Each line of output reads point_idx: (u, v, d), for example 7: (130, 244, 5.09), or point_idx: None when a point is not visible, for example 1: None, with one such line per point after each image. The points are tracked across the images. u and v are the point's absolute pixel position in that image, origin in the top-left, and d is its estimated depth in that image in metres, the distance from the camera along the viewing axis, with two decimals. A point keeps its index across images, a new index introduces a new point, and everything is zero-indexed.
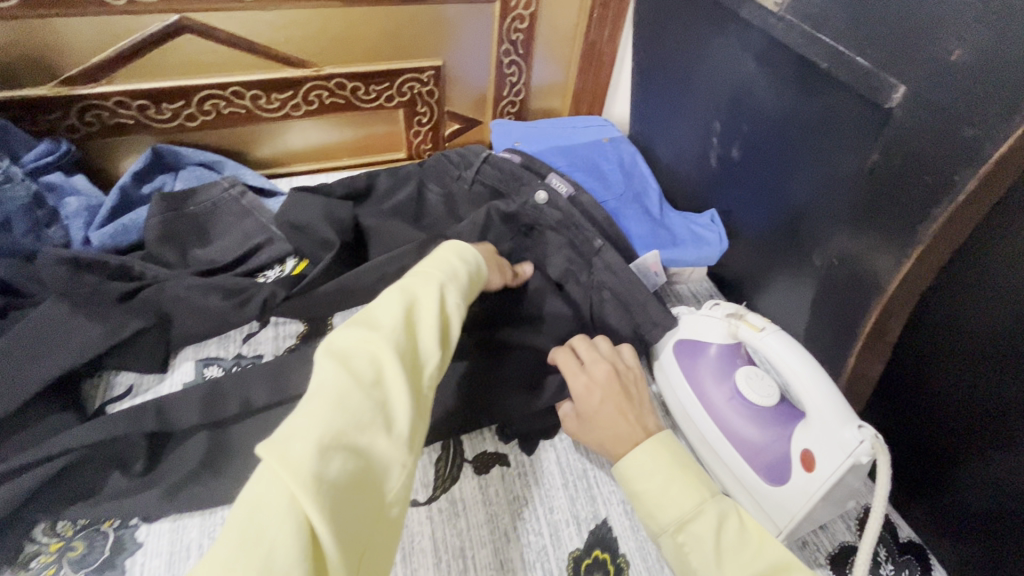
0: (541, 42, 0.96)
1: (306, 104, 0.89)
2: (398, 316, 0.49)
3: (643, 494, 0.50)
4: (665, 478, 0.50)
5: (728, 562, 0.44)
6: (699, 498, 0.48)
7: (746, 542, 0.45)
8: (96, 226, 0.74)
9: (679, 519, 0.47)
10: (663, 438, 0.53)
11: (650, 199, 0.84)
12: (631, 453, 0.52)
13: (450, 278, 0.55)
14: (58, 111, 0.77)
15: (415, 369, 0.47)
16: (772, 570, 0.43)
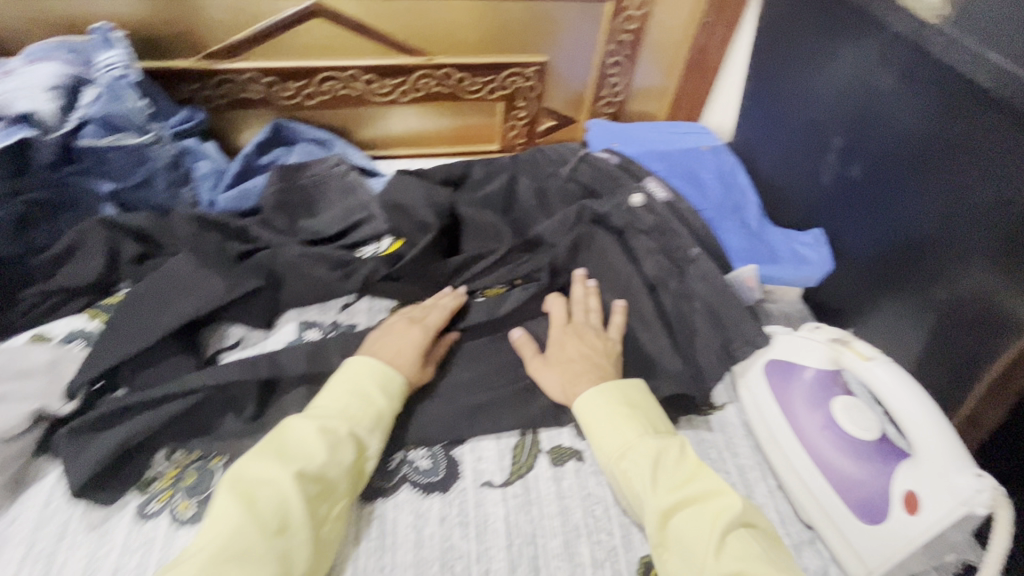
0: (649, 45, 0.95)
1: (413, 91, 0.92)
2: (314, 450, 0.53)
3: (593, 423, 0.59)
4: (613, 412, 0.59)
5: (662, 486, 0.53)
6: (638, 432, 0.57)
7: (680, 470, 0.54)
8: (223, 190, 0.81)
9: (621, 448, 0.56)
10: (617, 384, 0.62)
11: (749, 211, 0.81)
12: (585, 391, 0.61)
13: (375, 405, 0.58)
14: (197, 82, 0.83)
15: (322, 504, 0.51)
16: (698, 492, 0.52)
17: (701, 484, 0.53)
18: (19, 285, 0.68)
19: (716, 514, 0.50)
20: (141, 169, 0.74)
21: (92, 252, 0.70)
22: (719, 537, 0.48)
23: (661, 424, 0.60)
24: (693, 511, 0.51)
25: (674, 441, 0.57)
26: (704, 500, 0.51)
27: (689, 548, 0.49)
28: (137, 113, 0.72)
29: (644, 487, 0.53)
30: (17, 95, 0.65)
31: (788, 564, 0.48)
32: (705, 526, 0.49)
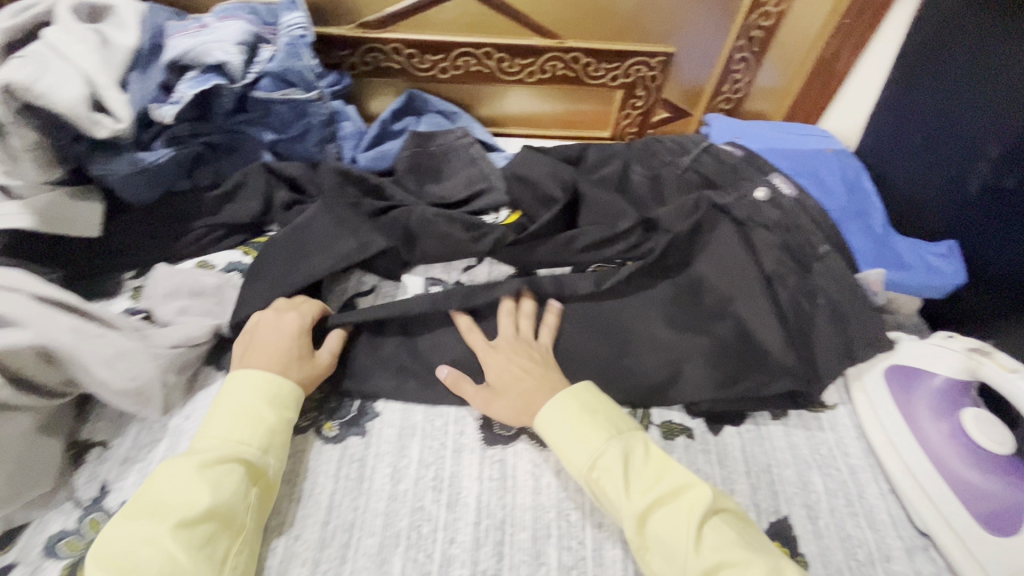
0: (779, 43, 0.94)
1: (540, 72, 0.96)
2: (216, 484, 0.50)
3: (555, 434, 0.57)
4: (573, 423, 0.57)
5: (633, 490, 0.52)
6: (602, 441, 0.55)
7: (647, 472, 0.53)
8: (363, 149, 0.87)
9: (591, 457, 0.54)
10: (568, 390, 0.59)
11: (877, 217, 0.80)
12: (546, 402, 0.58)
13: (257, 425, 0.55)
14: (348, 49, 0.90)
15: (219, 543, 0.48)
16: (672, 490, 0.52)
17: (670, 481, 0.52)
18: (189, 215, 0.76)
19: (689, 509, 0.50)
20: (301, 122, 0.80)
21: (253, 193, 0.77)
22: (695, 532, 0.48)
23: (623, 422, 0.58)
24: (667, 511, 0.50)
25: (637, 438, 0.57)
26: (678, 498, 0.51)
27: (670, 549, 0.49)
28: (307, 71, 0.76)
29: (616, 495, 0.52)
30: (213, 45, 0.70)
31: (767, 543, 0.49)
32: (682, 523, 0.49)
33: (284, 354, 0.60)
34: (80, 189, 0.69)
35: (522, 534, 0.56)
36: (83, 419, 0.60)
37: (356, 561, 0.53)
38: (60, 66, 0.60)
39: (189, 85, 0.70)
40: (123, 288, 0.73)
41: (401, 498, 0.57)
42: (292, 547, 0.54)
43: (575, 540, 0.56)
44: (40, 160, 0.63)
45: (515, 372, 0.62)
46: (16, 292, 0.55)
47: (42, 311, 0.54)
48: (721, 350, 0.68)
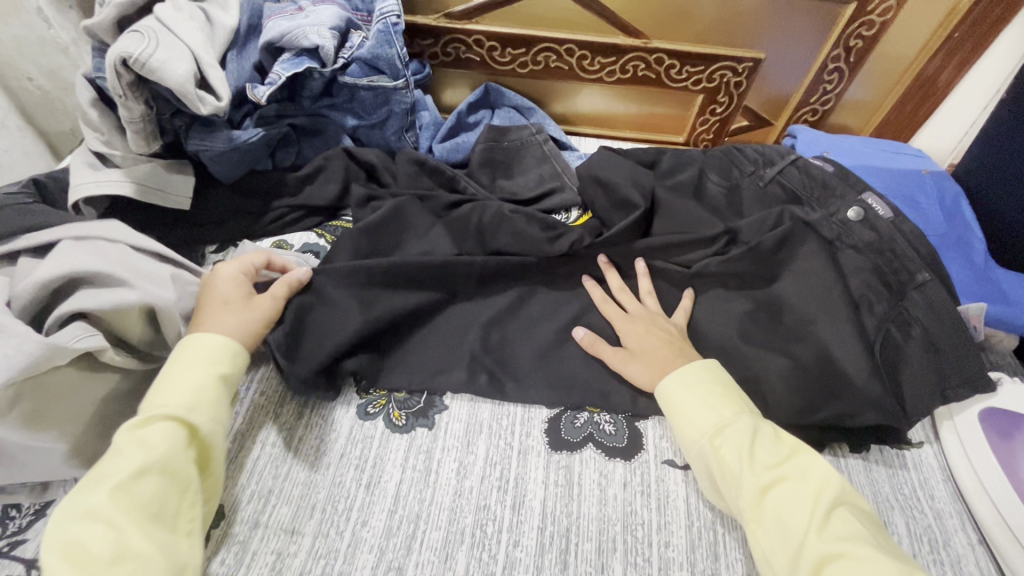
0: (879, 55, 0.89)
1: (620, 72, 0.93)
2: (152, 445, 0.48)
3: (680, 401, 0.57)
4: (703, 389, 0.57)
5: (758, 463, 0.51)
6: (734, 411, 0.55)
7: (777, 448, 0.53)
8: (439, 140, 0.87)
9: (716, 424, 0.54)
10: (699, 363, 0.60)
11: (978, 247, 0.75)
12: (673, 371, 0.60)
13: (184, 386, 0.52)
14: (431, 39, 0.90)
15: (175, 502, 0.47)
16: (799, 469, 0.51)
17: (800, 462, 0.52)
18: (270, 194, 0.77)
19: (817, 491, 0.49)
20: (383, 109, 0.81)
21: (332, 177, 0.78)
22: (822, 516, 0.48)
23: (749, 404, 0.57)
24: (791, 489, 0.50)
25: (764, 421, 0.56)
26: (804, 480, 0.50)
27: (790, 522, 0.48)
28: (398, 58, 0.77)
29: (738, 465, 0.52)
30: (310, 28, 0.71)
31: (892, 550, 0.47)
32: (806, 503, 0.49)
33: (217, 305, 0.59)
34: (175, 162, 0.72)
35: (586, 544, 0.55)
36: None
37: (421, 553, 0.53)
38: (172, 42, 0.62)
39: (284, 66, 0.70)
40: (207, 261, 0.75)
41: (466, 494, 0.57)
42: (359, 532, 0.54)
43: (641, 557, 0.54)
44: (143, 132, 0.66)
45: (652, 337, 0.64)
46: (116, 244, 0.57)
47: (144, 269, 0.56)
48: (801, 375, 0.65)
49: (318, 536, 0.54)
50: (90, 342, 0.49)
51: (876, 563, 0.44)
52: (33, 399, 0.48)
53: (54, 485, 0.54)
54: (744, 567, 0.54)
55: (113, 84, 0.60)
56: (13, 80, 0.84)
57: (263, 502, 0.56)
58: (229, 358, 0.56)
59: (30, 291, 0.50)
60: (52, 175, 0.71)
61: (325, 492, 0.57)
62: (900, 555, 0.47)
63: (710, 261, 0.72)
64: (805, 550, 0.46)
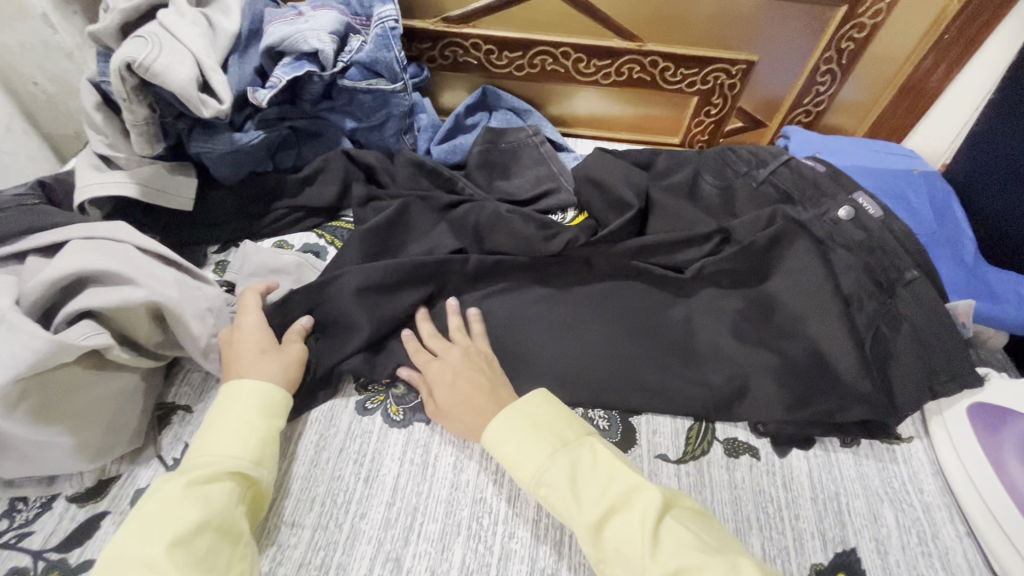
0: (870, 57, 0.90)
1: (615, 75, 0.95)
2: (212, 495, 0.48)
3: (506, 453, 0.53)
4: (514, 438, 0.53)
5: (585, 499, 0.49)
6: (547, 451, 0.52)
7: (599, 477, 0.50)
8: (438, 142, 0.89)
9: (536, 472, 0.51)
10: (512, 405, 0.56)
11: (967, 245, 0.76)
12: (487, 425, 0.55)
13: (241, 435, 0.53)
14: (429, 42, 0.92)
15: (224, 554, 0.46)
16: (624, 492, 0.49)
17: (622, 486, 0.49)
18: (271, 195, 0.79)
19: (643, 513, 0.47)
20: (383, 111, 0.82)
21: (332, 179, 0.80)
22: (653, 538, 0.45)
23: (568, 431, 0.54)
24: (621, 517, 0.47)
25: (585, 443, 0.53)
26: (631, 505, 0.48)
27: (625, 556, 0.46)
28: (396, 62, 0.78)
29: (570, 508, 0.49)
30: (310, 32, 0.73)
31: (725, 541, 0.46)
32: (638, 528, 0.46)
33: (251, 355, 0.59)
34: (178, 164, 0.74)
35: None
36: (170, 381, 0.64)
37: (418, 545, 0.55)
38: (174, 47, 0.64)
39: (284, 70, 0.72)
40: (209, 261, 0.76)
41: (463, 488, 0.58)
42: (358, 524, 0.56)
43: None
44: (146, 135, 0.68)
45: (459, 387, 0.60)
46: (121, 243, 0.58)
47: (149, 265, 0.57)
48: (793, 371, 0.66)
49: (318, 528, 0.55)
50: (94, 340, 0.50)
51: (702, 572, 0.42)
52: (39, 395, 0.50)
53: (60, 479, 0.55)
54: None
55: (117, 88, 0.62)
56: (18, 83, 0.85)
57: (264, 495, 0.57)
58: (277, 411, 0.56)
59: (37, 290, 0.51)
60: (57, 176, 0.72)
61: (325, 485, 0.58)
62: (733, 547, 0.46)
63: (703, 259, 0.73)
64: None
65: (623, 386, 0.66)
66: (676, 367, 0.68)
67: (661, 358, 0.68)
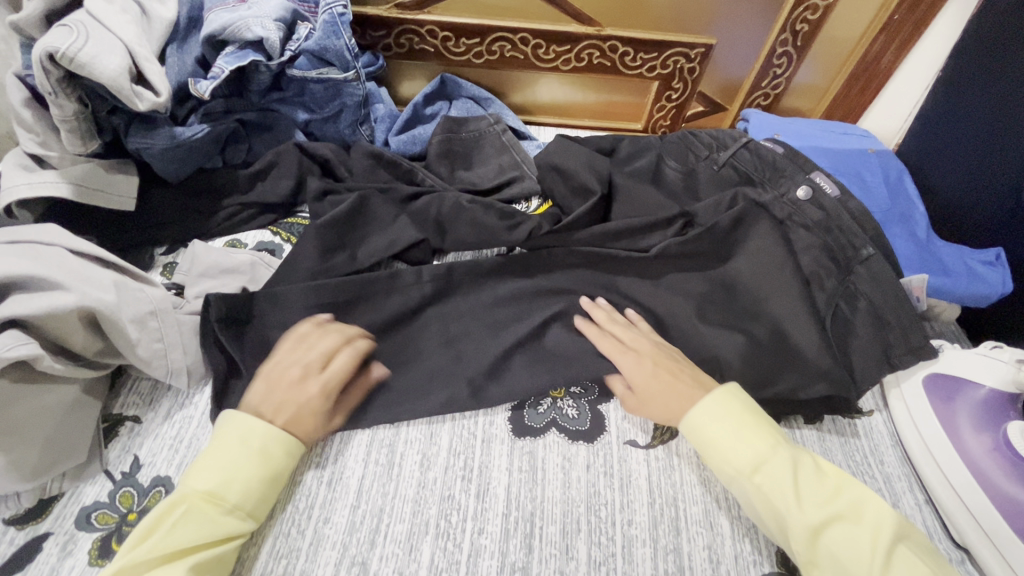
0: (825, 38, 0.91)
1: (575, 60, 0.94)
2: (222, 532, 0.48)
3: (715, 436, 0.56)
4: (732, 423, 0.56)
5: (807, 502, 0.51)
6: (772, 443, 0.54)
7: (823, 483, 0.52)
8: (395, 132, 0.86)
9: (754, 462, 0.53)
10: (724, 394, 0.58)
11: (918, 221, 0.78)
12: (698, 403, 0.57)
13: (264, 488, 0.51)
14: (383, 29, 0.89)
15: None
16: (852, 505, 0.50)
17: (849, 498, 0.51)
18: (222, 193, 0.75)
19: (876, 532, 0.48)
20: (336, 102, 0.79)
21: (285, 173, 0.77)
22: (884, 559, 0.47)
23: (782, 434, 0.56)
24: (846, 529, 0.49)
25: (803, 451, 0.55)
26: (860, 519, 0.49)
27: (846, 564, 0.48)
28: (346, 49, 0.75)
29: (788, 506, 0.50)
30: (253, 19, 0.69)
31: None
32: (864, 545, 0.48)
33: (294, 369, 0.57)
34: (116, 161, 0.70)
35: (551, 527, 0.55)
36: (116, 392, 0.60)
37: (385, 546, 0.53)
38: (103, 36, 0.60)
39: (227, 60, 0.69)
40: (156, 263, 0.72)
41: (430, 486, 0.57)
42: (321, 530, 0.54)
43: (604, 536, 0.55)
44: (78, 131, 0.63)
45: (661, 374, 0.60)
46: (51, 247, 0.54)
47: (83, 270, 0.54)
48: (759, 351, 0.67)
49: (278, 536, 0.53)
50: (22, 351, 0.47)
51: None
52: None
53: None
54: (705, 540, 0.56)
55: (40, 80, 0.57)
56: None
57: None
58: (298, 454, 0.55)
59: None
60: None
61: (286, 490, 0.56)
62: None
63: (669, 242, 0.73)
64: None
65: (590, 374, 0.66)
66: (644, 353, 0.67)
67: None
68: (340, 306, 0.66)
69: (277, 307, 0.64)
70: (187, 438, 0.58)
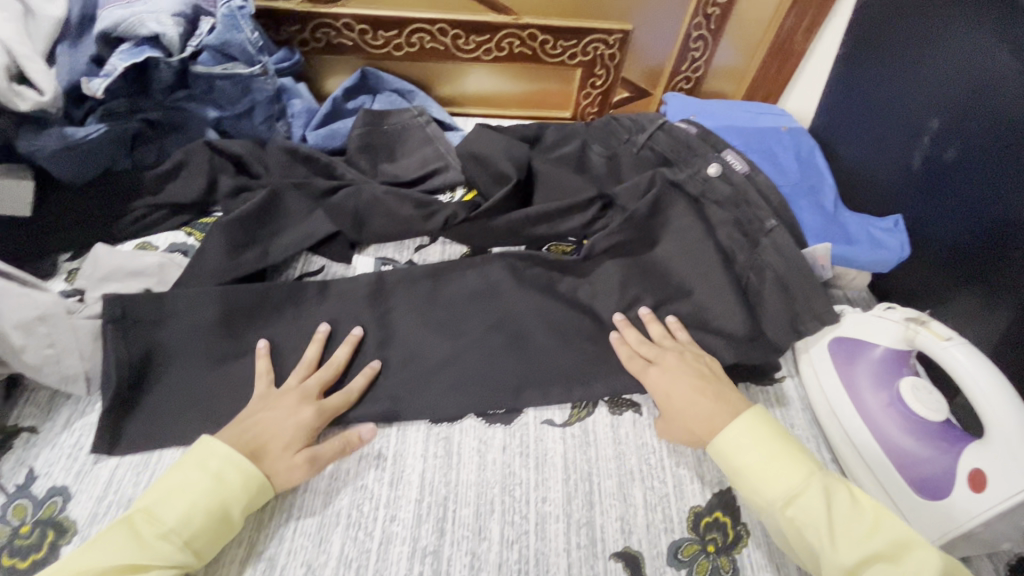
0: (737, 21, 0.94)
1: (496, 50, 0.94)
2: (153, 557, 0.46)
3: (743, 465, 0.55)
4: (762, 452, 0.54)
5: (842, 539, 0.49)
6: (806, 474, 0.53)
7: (861, 516, 0.50)
8: (314, 127, 0.85)
9: (786, 494, 0.52)
10: (753, 419, 0.56)
11: (825, 193, 0.81)
12: (725, 429, 0.56)
13: (209, 518, 0.49)
14: (298, 24, 0.88)
15: None
16: (891, 542, 0.48)
17: (888, 534, 0.48)
18: (128, 195, 0.73)
19: (917, 572, 0.46)
20: (246, 98, 0.78)
21: (196, 172, 0.75)
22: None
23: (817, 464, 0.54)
24: (883, 569, 0.47)
25: (839, 481, 0.53)
26: (898, 556, 0.47)
27: None
28: (250, 43, 0.74)
29: (821, 543, 0.49)
30: (147, 15, 0.68)
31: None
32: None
33: (277, 401, 0.57)
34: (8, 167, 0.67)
35: (464, 510, 0.56)
36: (12, 403, 0.58)
37: (294, 540, 0.53)
38: None
39: (121, 57, 0.67)
40: (59, 270, 0.70)
41: (342, 477, 0.57)
42: None
43: (517, 514, 0.56)
44: None
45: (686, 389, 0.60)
46: None
47: None
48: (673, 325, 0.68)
49: None
50: None
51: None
52: None
53: None
54: (617, 512, 0.57)
55: None
56: None
57: (102, 516, 0.52)
58: (257, 486, 0.52)
59: None
60: None
61: None
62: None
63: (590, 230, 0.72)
64: None
65: (506, 355, 0.65)
66: (563, 334, 0.67)
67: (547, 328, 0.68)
68: (248, 304, 0.64)
69: (181, 307, 0.63)
70: (87, 445, 0.56)
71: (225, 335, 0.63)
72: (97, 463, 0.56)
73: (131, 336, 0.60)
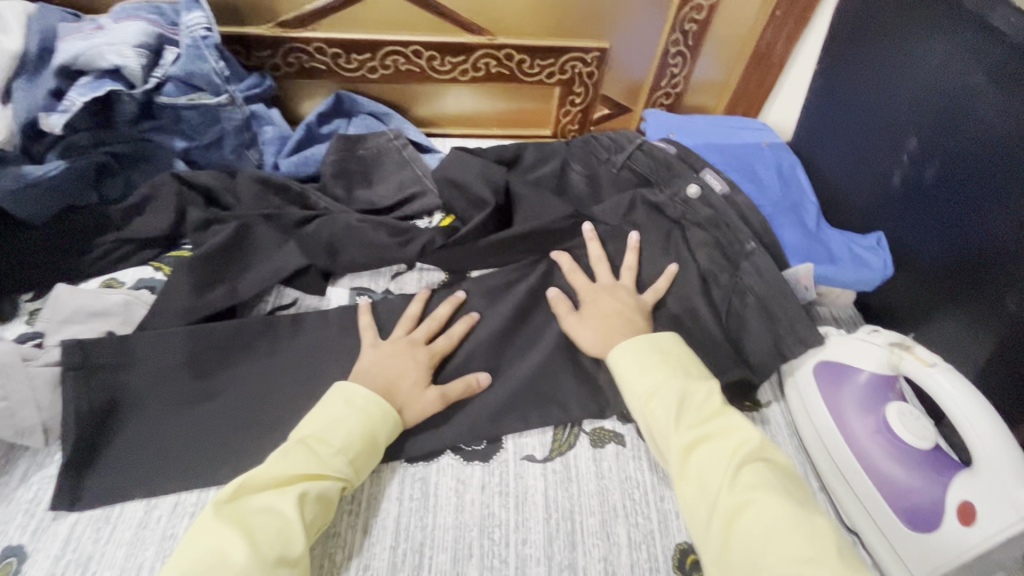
0: (715, 36, 0.93)
1: (473, 71, 0.93)
2: (329, 465, 0.52)
3: (622, 372, 0.60)
4: (639, 358, 0.60)
5: (685, 425, 0.54)
6: (669, 374, 0.58)
7: (704, 409, 0.55)
8: (286, 154, 0.83)
9: (649, 389, 0.57)
10: (643, 336, 0.62)
11: (807, 211, 0.80)
12: (617, 346, 0.61)
13: (363, 442, 0.54)
14: (269, 50, 0.86)
15: (319, 518, 0.51)
16: (721, 427, 0.54)
17: (722, 422, 0.54)
18: (93, 231, 0.71)
19: (737, 448, 0.52)
20: (214, 128, 0.76)
21: (163, 206, 0.73)
22: (736, 470, 0.50)
23: (686, 367, 0.59)
24: (713, 449, 0.52)
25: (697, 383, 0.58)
26: (725, 439, 0.53)
27: (707, 479, 0.51)
28: (215, 73, 0.73)
29: (669, 426, 0.54)
30: (107, 47, 0.67)
31: (804, 496, 0.50)
32: (721, 460, 0.51)
33: (400, 345, 0.62)
34: None
35: (441, 556, 0.54)
36: None
37: None
38: None
39: (81, 91, 0.66)
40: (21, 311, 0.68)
41: None
42: None
43: (497, 559, 0.54)
44: None
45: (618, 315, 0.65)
46: None
47: None
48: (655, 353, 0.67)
49: None
50: None
51: (773, 507, 0.47)
52: None
53: None
54: (601, 552, 0.55)
55: None
56: None
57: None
58: (388, 420, 0.56)
59: None
60: None
61: (153, 548, 0.52)
62: (811, 501, 0.50)
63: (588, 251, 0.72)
64: (717, 505, 0.49)
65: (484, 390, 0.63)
66: (544, 365, 0.65)
67: (526, 358, 0.66)
68: (217, 344, 0.62)
69: (145, 350, 0.60)
70: (46, 500, 0.54)
71: (192, 377, 0.61)
72: (56, 519, 0.53)
73: (92, 382, 0.58)
